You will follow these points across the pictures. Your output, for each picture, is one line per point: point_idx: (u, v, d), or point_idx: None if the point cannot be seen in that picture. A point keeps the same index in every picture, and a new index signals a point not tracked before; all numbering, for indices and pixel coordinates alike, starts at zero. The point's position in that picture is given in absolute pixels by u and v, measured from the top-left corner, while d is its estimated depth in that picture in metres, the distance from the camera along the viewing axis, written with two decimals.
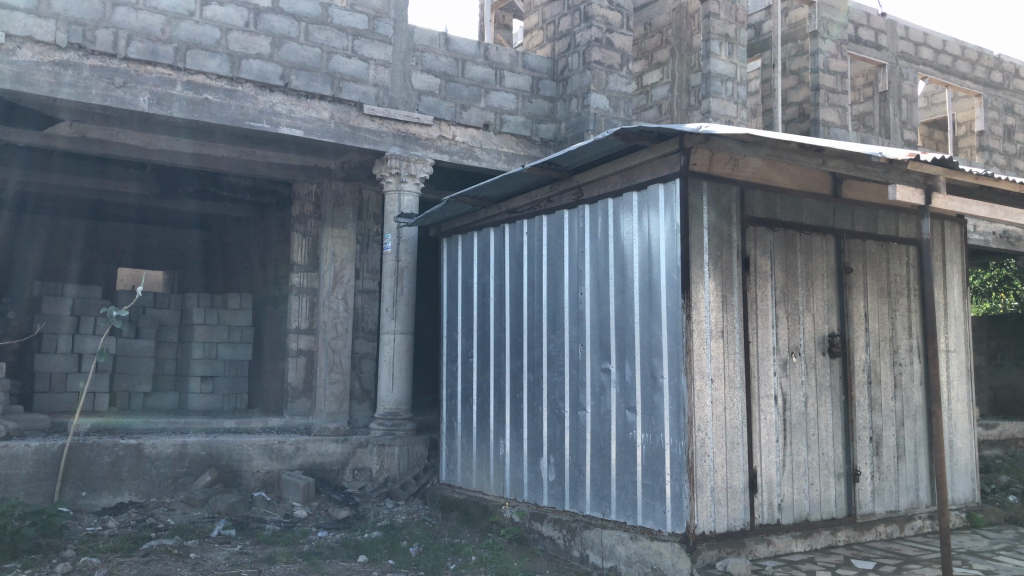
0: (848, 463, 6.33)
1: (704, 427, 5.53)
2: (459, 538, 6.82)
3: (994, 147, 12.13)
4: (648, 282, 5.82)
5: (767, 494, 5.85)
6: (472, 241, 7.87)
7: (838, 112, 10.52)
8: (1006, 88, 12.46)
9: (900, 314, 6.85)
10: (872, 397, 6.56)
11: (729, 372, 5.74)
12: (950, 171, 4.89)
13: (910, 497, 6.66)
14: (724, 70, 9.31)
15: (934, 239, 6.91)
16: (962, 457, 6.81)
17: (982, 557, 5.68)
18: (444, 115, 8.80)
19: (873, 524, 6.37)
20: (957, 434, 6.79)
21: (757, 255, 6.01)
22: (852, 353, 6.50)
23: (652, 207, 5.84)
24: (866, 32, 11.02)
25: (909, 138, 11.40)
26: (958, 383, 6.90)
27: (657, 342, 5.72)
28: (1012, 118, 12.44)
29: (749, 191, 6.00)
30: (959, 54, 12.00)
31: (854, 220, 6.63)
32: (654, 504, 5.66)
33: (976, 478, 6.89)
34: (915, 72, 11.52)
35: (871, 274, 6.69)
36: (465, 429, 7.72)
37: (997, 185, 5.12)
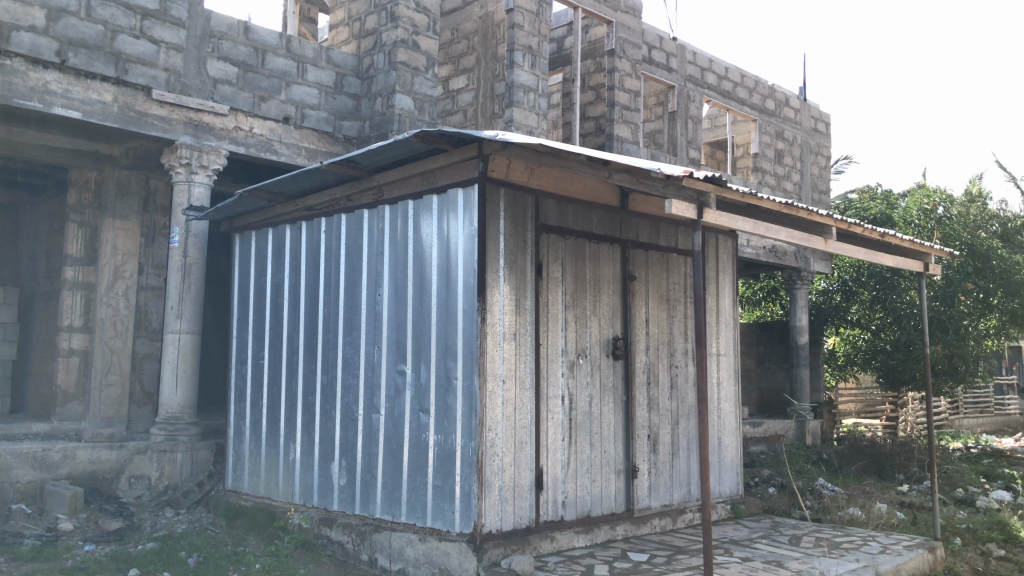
0: (627, 460, 6.69)
1: (495, 427, 5.65)
2: (242, 547, 6.56)
3: (766, 169, 13.25)
4: (444, 284, 5.87)
5: (552, 492, 6.06)
6: (266, 238, 7.62)
7: (631, 128, 11.08)
8: (778, 115, 13.63)
9: (677, 319, 7.33)
10: (651, 398, 6.97)
11: (520, 374, 5.90)
12: (721, 189, 5.20)
13: (682, 491, 7.14)
14: (527, 81, 9.53)
15: (709, 252, 7.45)
16: (729, 453, 7.39)
17: (742, 546, 6.18)
18: (241, 105, 8.44)
19: (648, 518, 6.76)
20: (725, 432, 7.36)
21: (549, 262, 6.22)
22: (634, 355, 6.87)
23: (450, 211, 5.89)
24: (658, 54, 11.69)
25: (694, 156, 12.19)
26: (727, 384, 7.48)
27: (452, 344, 5.77)
28: (782, 143, 13.63)
29: (544, 200, 6.20)
30: (739, 81, 12.99)
31: (638, 230, 7.02)
32: (444, 504, 5.71)
33: (740, 472, 7.50)
34: (700, 95, 12.37)
35: (652, 282, 7.11)
36: (254, 434, 7.45)
37: (761, 204, 5.56)
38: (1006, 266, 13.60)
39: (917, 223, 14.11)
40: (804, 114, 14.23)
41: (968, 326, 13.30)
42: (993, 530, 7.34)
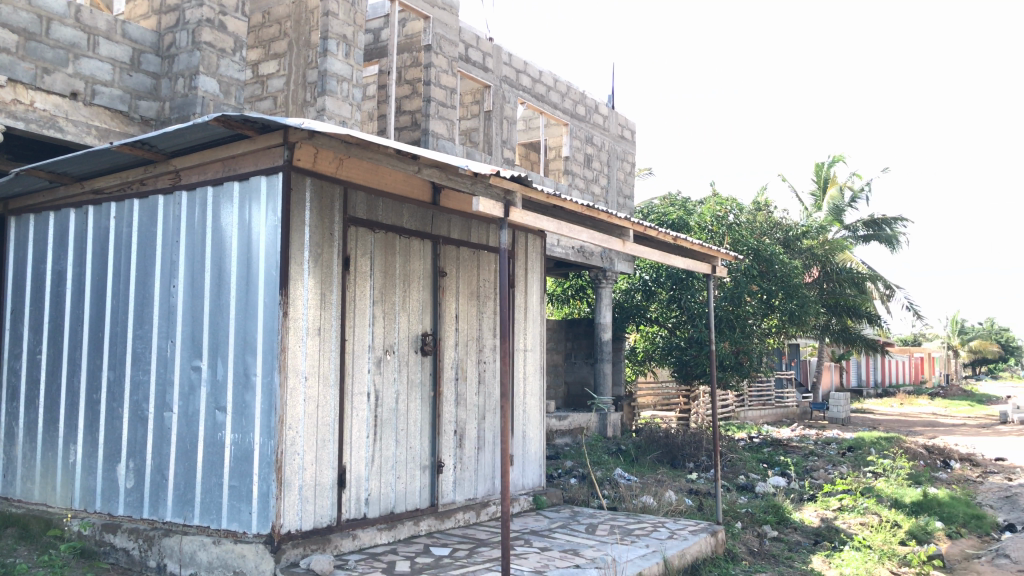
0: (433, 455, 6.70)
1: (296, 424, 5.49)
2: (11, 558, 5.99)
3: (576, 172, 13.72)
4: (245, 277, 5.63)
5: (355, 490, 5.97)
6: (47, 223, 7.01)
7: (446, 124, 11.12)
8: (587, 121, 14.15)
9: (487, 315, 7.43)
10: (458, 393, 7.02)
11: (324, 370, 5.77)
12: (527, 189, 5.29)
13: (486, 485, 7.26)
14: (341, 70, 9.32)
15: (518, 250, 7.60)
16: (532, 446, 7.58)
17: (542, 536, 6.36)
18: (20, 76, 7.66)
19: (452, 512, 6.82)
20: (529, 425, 7.55)
21: (357, 255, 6.12)
22: (442, 351, 6.89)
23: (252, 199, 5.65)
24: (474, 53, 11.81)
25: (507, 156, 12.40)
26: (532, 379, 7.67)
27: (252, 340, 5.54)
28: (591, 147, 14.16)
29: (353, 192, 6.08)
30: (552, 85, 13.37)
31: (449, 227, 7.05)
32: (240, 505, 5.46)
33: (542, 464, 7.73)
34: (515, 96, 12.60)
35: (462, 278, 7.16)
36: (28, 435, 6.83)
37: (566, 205, 5.71)
38: (785, 269, 14.88)
39: (709, 227, 15.01)
40: (612, 121, 14.85)
41: (753, 324, 14.34)
42: (768, 512, 7.98)
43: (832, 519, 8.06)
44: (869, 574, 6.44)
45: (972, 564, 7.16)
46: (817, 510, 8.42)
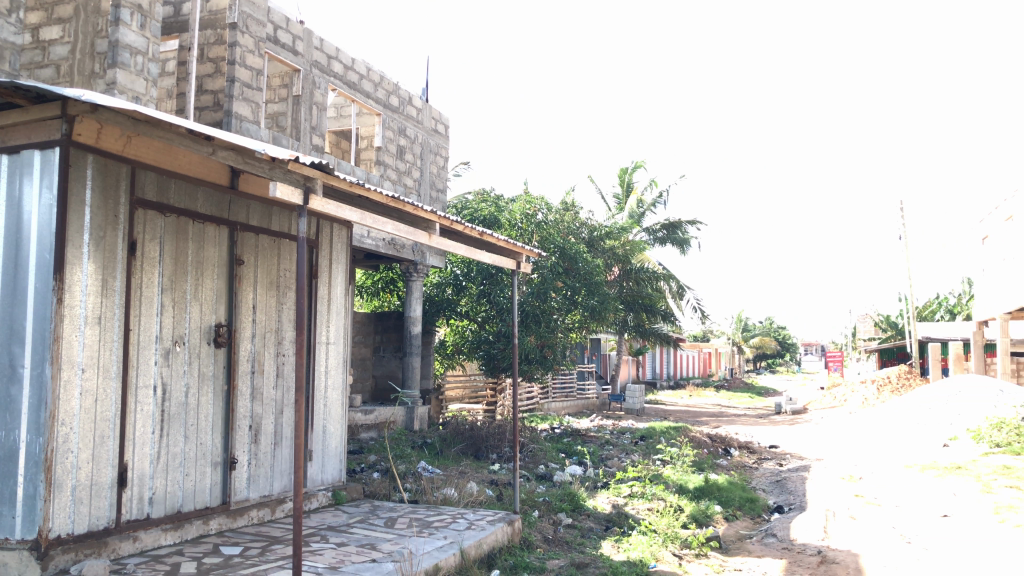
0: (225, 452, 6.42)
1: (70, 421, 5.07)
2: None
3: (388, 163, 13.62)
4: (13, 259, 5.11)
5: (137, 489, 5.61)
6: None
7: (252, 107, 10.70)
8: (400, 112, 14.05)
9: (286, 307, 7.21)
10: (254, 387, 6.76)
11: (104, 362, 5.37)
12: (328, 177, 5.16)
13: (282, 481, 7.05)
14: (135, 42, 8.71)
15: (322, 240, 7.42)
16: (333, 441, 7.46)
17: (339, 531, 6.26)
18: None
19: (245, 510, 6.57)
20: (330, 419, 7.41)
21: (145, 240, 5.74)
22: (238, 343, 6.61)
23: (23, 173, 5.14)
24: (283, 34, 11.43)
25: (317, 143, 12.07)
26: (334, 373, 7.52)
27: (20, 330, 5.04)
28: (404, 139, 14.07)
29: (141, 171, 5.71)
30: (364, 74, 13.16)
31: (248, 214, 6.78)
32: (2, 510, 4.95)
33: (343, 459, 7.61)
34: (325, 82, 12.29)
35: (261, 267, 6.89)
36: None
37: (370, 195, 5.63)
38: (588, 267, 15.53)
39: (519, 225, 15.21)
40: (426, 114, 14.85)
41: (557, 319, 14.77)
42: (564, 501, 8.27)
43: (622, 506, 8.46)
44: (654, 556, 6.82)
45: (744, 543, 7.76)
46: (610, 497, 8.82)
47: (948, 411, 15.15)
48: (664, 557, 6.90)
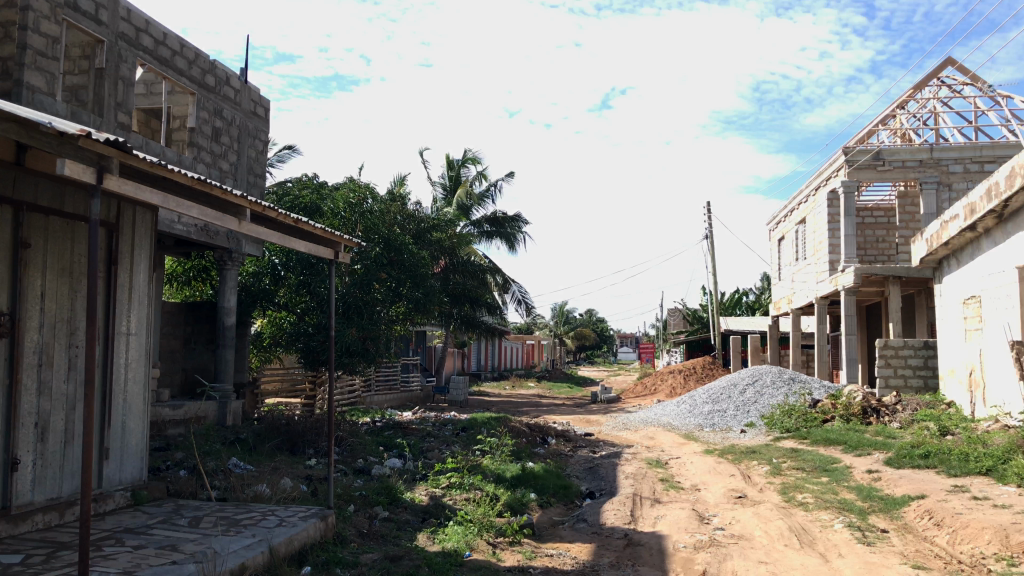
0: (6, 452, 5.88)
1: None
2: None
3: (202, 145, 12.96)
4: None
5: None
6: None
7: (47, 78, 9.88)
8: (217, 93, 13.41)
9: (80, 295, 6.69)
10: (40, 381, 6.23)
11: None
12: (126, 156, 4.82)
13: (71, 482, 6.54)
14: None
15: (123, 222, 6.93)
16: (133, 439, 7.00)
17: (136, 534, 5.87)
18: None
19: (29, 515, 6.04)
20: (129, 415, 6.95)
21: None
22: (22, 334, 6.05)
23: None
24: (85, 2, 10.60)
25: (122, 121, 11.29)
26: (135, 366, 7.06)
27: None
28: (220, 121, 13.44)
29: None
30: (177, 50, 12.43)
31: (37, 193, 6.22)
32: None
33: (144, 457, 7.17)
34: (133, 56, 11.50)
35: (51, 252, 6.35)
36: None
37: (173, 177, 5.31)
38: (413, 259, 15.42)
39: (343, 214, 14.79)
40: (244, 96, 14.23)
41: (380, 311, 14.48)
42: (380, 494, 8.17)
43: (440, 497, 8.47)
44: (468, 546, 6.88)
45: (557, 530, 7.98)
46: (427, 489, 8.81)
47: (746, 400, 16.24)
48: (479, 547, 6.97)
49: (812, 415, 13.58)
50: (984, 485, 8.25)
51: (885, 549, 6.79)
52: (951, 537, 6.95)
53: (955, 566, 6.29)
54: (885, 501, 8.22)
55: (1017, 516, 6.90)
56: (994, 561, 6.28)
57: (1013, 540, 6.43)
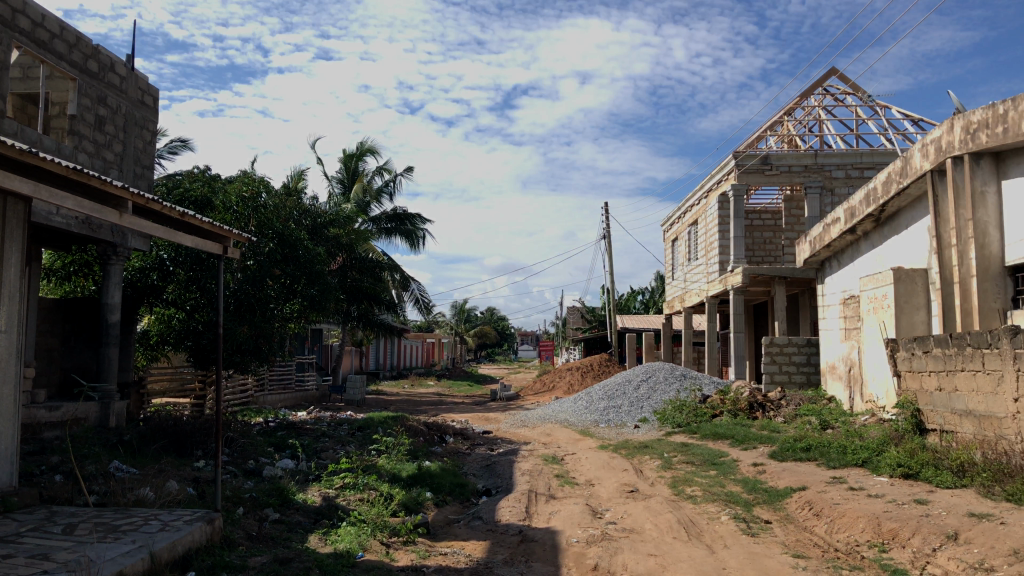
0: None
1: None
2: None
3: (84, 134, 12.37)
4: None
5: None
6: None
7: None
8: (100, 79, 12.84)
9: None
10: None
11: None
12: None
13: None
14: None
15: None
16: (2, 442, 6.61)
17: (4, 543, 5.54)
18: None
19: None
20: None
21: None
22: None
23: None
24: None
25: None
26: (5, 365, 6.68)
27: None
28: (103, 109, 12.86)
29: None
30: (57, 33, 11.84)
31: None
32: None
33: (15, 461, 6.78)
34: (8, 38, 10.88)
35: None
36: None
37: (46, 165, 5.06)
38: (308, 255, 15.12)
39: (235, 208, 14.18)
40: (130, 84, 13.65)
41: (275, 309, 14.03)
42: (271, 496, 7.96)
43: (333, 498, 8.33)
44: (361, 547, 6.78)
45: (452, 528, 7.96)
46: (320, 489, 8.63)
47: (640, 396, 16.60)
48: (372, 547, 6.88)
49: (702, 410, 13.98)
50: (860, 476, 8.67)
51: (768, 539, 7.05)
52: (829, 526, 7.27)
53: (831, 554, 6.58)
54: (768, 492, 8.53)
55: (889, 505, 7.28)
56: (868, 548, 6.61)
57: (885, 527, 6.78)
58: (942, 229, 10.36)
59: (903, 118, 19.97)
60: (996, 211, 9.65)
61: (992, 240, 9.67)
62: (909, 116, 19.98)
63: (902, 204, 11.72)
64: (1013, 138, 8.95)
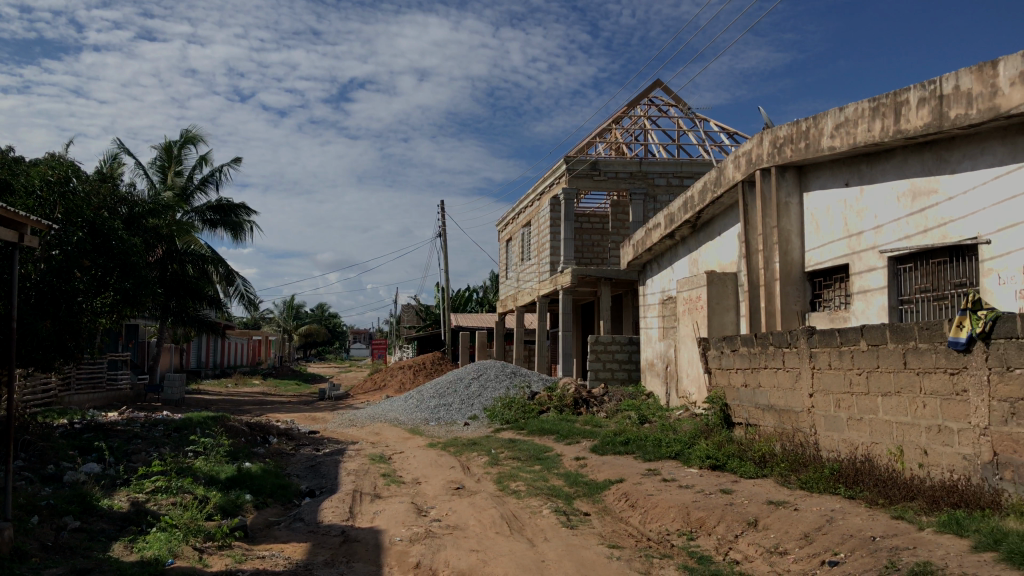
0: None
1: None
2: None
3: None
4: None
5: None
6: None
7: None
8: None
9: None
10: None
11: None
12: None
13: None
14: None
15: None
16: None
17: None
18: None
19: None
20: None
21: None
22: None
23: None
24: None
25: None
26: None
27: None
28: None
29: None
30: None
31: None
32: None
33: None
34: None
35: None
36: None
37: None
38: (123, 246, 13.88)
39: (39, 193, 12.90)
40: None
41: (83, 303, 13.11)
42: (71, 502, 7.39)
43: (142, 503, 7.85)
44: (171, 553, 6.44)
45: (271, 531, 7.71)
46: (129, 494, 8.12)
47: (471, 394, 16.74)
48: (183, 553, 6.54)
49: (529, 406, 14.28)
50: (672, 468, 9.13)
51: (585, 531, 7.29)
52: (643, 516, 7.61)
53: (643, 543, 6.89)
54: (588, 485, 8.83)
55: (697, 495, 7.70)
56: (677, 536, 6.97)
57: (693, 517, 7.17)
58: (751, 236, 11.13)
59: (720, 131, 21.22)
60: (797, 221, 10.43)
61: (794, 247, 10.46)
62: (725, 129, 21.25)
63: (716, 212, 12.44)
64: (813, 154, 9.70)
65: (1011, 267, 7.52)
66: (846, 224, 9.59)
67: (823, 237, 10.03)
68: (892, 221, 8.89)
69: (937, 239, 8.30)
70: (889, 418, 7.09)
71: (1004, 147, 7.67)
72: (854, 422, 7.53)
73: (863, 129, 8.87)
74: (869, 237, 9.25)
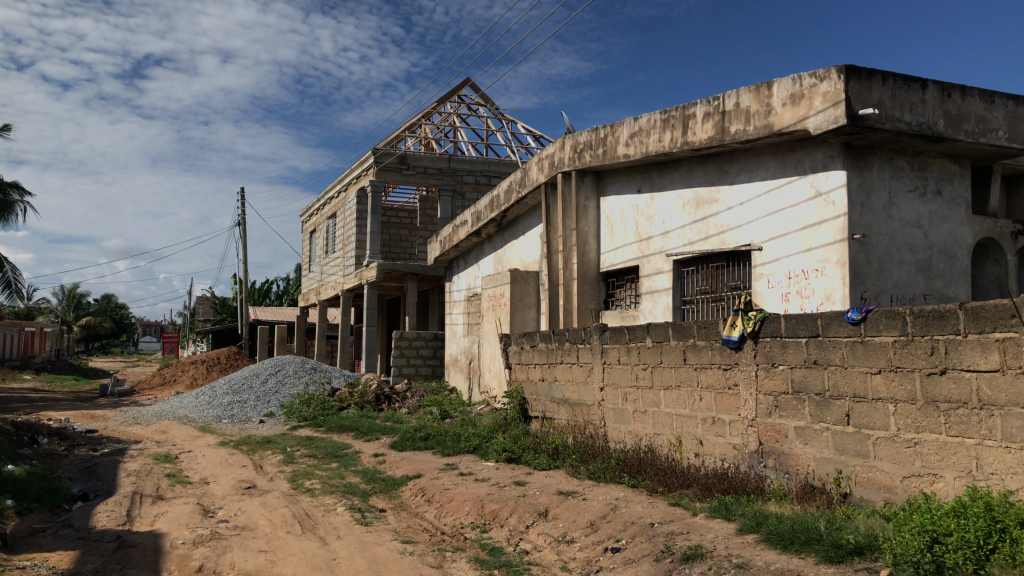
0: None
1: None
2: None
3: None
4: None
5: None
6: None
7: None
8: None
9: None
10: None
11: None
12: None
13: None
14: None
15: None
16: None
17: None
18: None
19: None
20: None
21: None
22: None
23: None
24: None
25: None
26: None
27: None
28: None
29: None
30: None
31: None
32: None
33: None
34: None
35: None
36: None
37: None
38: None
39: None
40: None
41: None
42: None
43: None
44: None
45: (35, 539, 7.06)
46: None
47: (267, 390, 16.17)
48: None
49: (329, 403, 13.98)
50: (470, 461, 9.25)
51: (380, 527, 7.23)
52: (438, 510, 7.64)
53: (436, 537, 6.92)
54: (385, 481, 8.76)
55: (491, 488, 7.84)
56: (470, 529, 7.05)
57: (487, 509, 7.28)
58: (551, 236, 11.49)
59: (526, 133, 21.76)
60: (594, 223, 10.86)
61: (590, 248, 10.90)
62: (532, 132, 21.83)
63: (519, 212, 12.74)
64: (610, 160, 10.14)
65: (779, 272, 8.22)
66: (637, 229, 10.12)
67: (616, 240, 10.53)
68: (678, 227, 9.47)
69: (717, 245, 8.95)
70: (669, 411, 7.54)
71: (776, 161, 8.35)
72: (639, 414, 7.95)
73: (655, 139, 9.37)
74: (657, 241, 9.80)
